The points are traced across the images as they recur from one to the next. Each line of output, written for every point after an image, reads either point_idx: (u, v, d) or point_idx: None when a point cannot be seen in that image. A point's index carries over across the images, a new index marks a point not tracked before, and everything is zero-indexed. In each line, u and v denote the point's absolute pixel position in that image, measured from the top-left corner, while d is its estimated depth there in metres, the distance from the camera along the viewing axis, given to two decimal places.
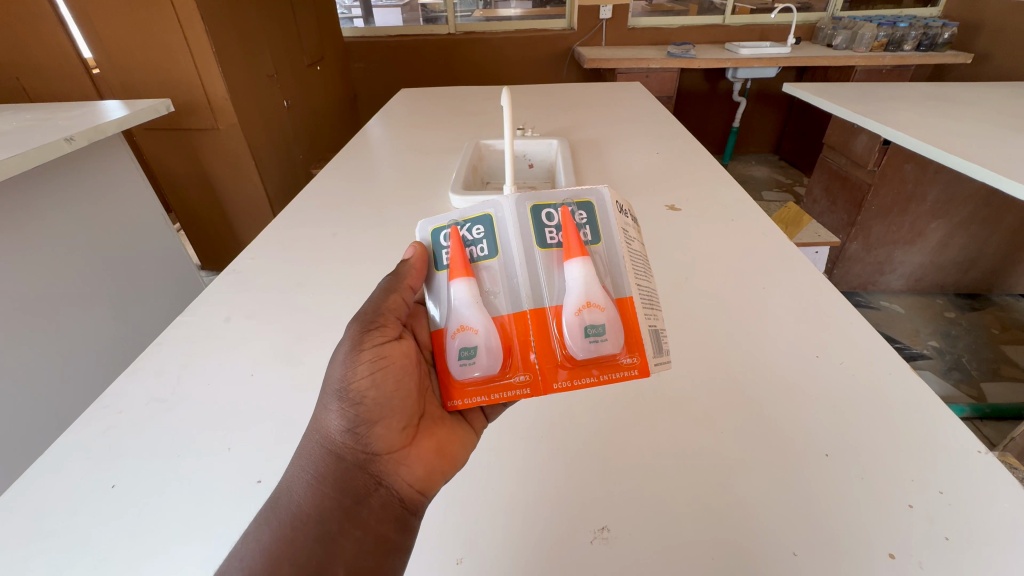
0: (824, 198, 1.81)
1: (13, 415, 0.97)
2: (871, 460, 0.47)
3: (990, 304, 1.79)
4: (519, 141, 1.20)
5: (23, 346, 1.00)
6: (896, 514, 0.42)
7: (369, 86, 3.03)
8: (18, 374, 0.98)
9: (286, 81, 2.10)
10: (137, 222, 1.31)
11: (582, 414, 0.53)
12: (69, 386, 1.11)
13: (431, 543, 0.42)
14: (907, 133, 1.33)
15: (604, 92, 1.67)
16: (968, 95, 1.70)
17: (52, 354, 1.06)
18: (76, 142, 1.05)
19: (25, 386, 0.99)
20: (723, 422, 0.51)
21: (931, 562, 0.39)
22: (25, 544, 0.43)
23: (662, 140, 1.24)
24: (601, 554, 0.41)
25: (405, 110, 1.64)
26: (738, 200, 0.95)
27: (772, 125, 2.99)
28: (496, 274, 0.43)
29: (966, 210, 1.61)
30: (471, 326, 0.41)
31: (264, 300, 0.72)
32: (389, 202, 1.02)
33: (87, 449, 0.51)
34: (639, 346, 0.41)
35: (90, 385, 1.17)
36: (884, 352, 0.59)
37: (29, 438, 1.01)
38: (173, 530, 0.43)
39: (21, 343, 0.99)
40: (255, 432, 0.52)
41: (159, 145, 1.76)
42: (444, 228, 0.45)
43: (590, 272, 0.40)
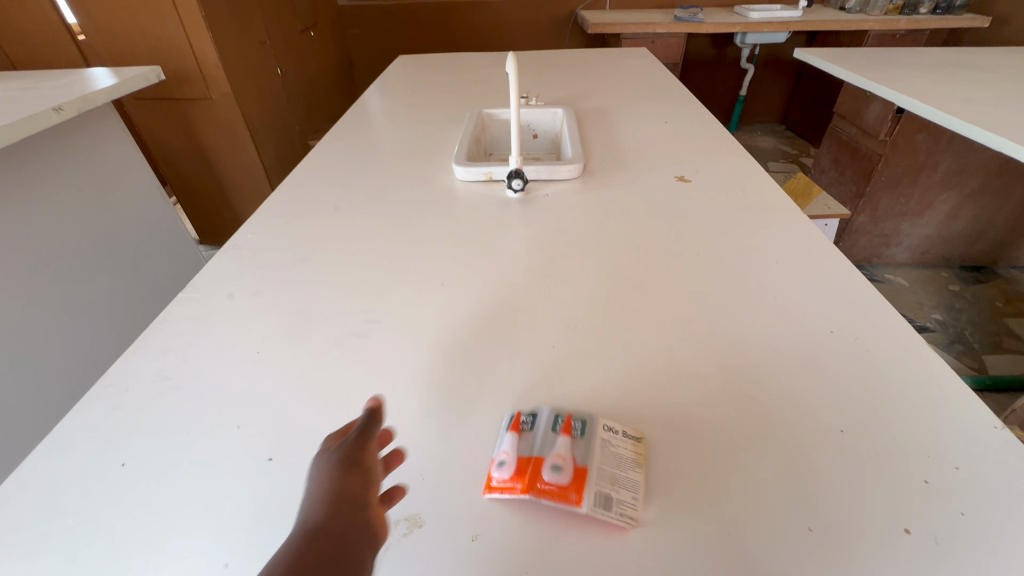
0: (833, 168, 1.78)
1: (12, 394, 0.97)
2: (888, 437, 0.46)
3: (995, 276, 1.77)
4: (524, 110, 1.16)
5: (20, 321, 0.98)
6: (911, 490, 0.42)
7: (365, 53, 2.93)
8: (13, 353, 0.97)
9: (279, 47, 2.02)
10: (132, 197, 1.28)
11: (594, 389, 0.52)
12: (68, 363, 1.10)
13: (447, 520, 0.42)
14: (922, 102, 1.29)
15: (610, 58, 1.61)
16: (988, 60, 1.64)
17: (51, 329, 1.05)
18: (65, 112, 1.01)
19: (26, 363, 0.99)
20: (739, 399, 0.50)
21: (946, 538, 0.39)
22: (37, 523, 0.42)
23: (670, 108, 1.20)
24: (617, 531, 0.41)
25: (404, 78, 1.58)
26: (750, 171, 0.92)
27: (779, 93, 2.91)
28: (523, 434, 0.47)
29: (977, 180, 1.58)
30: (501, 452, 0.45)
31: (267, 276, 0.71)
32: (390, 174, 0.99)
33: (96, 429, 0.50)
34: (583, 488, 0.42)
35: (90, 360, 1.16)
36: (900, 327, 0.58)
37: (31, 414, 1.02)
38: (184, 509, 0.43)
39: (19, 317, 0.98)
40: (263, 411, 0.51)
41: (149, 115, 1.71)
42: (509, 409, 0.50)
43: (568, 453, 0.44)
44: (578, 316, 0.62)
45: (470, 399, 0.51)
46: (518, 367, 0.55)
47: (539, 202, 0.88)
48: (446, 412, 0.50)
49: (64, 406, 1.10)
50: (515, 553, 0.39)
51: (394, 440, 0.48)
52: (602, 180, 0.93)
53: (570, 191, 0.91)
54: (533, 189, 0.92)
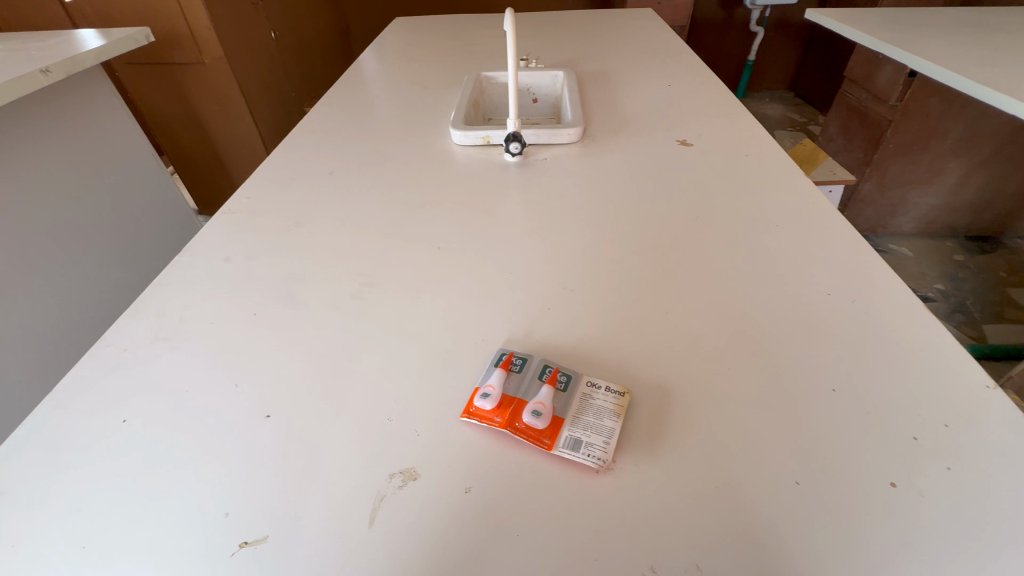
0: (841, 135, 1.73)
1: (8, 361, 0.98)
2: (879, 396, 0.47)
3: (1002, 247, 1.75)
4: (524, 73, 1.13)
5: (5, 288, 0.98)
6: (899, 446, 0.43)
7: (362, 17, 2.83)
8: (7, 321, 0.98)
9: (273, 9, 1.96)
10: (126, 164, 1.27)
11: (589, 349, 0.52)
12: (61, 330, 1.11)
13: (440, 473, 0.42)
14: (936, 64, 1.25)
15: (615, 19, 1.56)
16: (1009, 21, 1.57)
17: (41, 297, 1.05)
18: (53, 75, 0.99)
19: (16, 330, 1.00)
20: (732, 359, 0.51)
21: (931, 491, 0.40)
22: (42, 475, 0.44)
23: (675, 71, 1.16)
24: (607, 484, 0.41)
25: (402, 40, 1.54)
26: (754, 134, 0.90)
27: (790, 58, 2.82)
28: (510, 376, 0.48)
29: (989, 147, 1.54)
30: (489, 384, 0.47)
31: (262, 241, 0.70)
32: (386, 138, 0.97)
33: (97, 388, 0.51)
34: (555, 436, 0.44)
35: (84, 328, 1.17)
36: (898, 289, 0.57)
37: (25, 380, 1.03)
38: (183, 464, 0.44)
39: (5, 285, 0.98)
40: (261, 370, 0.52)
41: (142, 81, 1.67)
42: (505, 350, 0.51)
43: (549, 402, 0.45)
44: (574, 280, 0.61)
45: (464, 359, 0.51)
46: (513, 328, 0.55)
47: (537, 167, 0.87)
48: (440, 372, 0.50)
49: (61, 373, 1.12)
50: (506, 506, 0.40)
51: (390, 399, 0.48)
52: (602, 144, 0.91)
53: (569, 155, 0.89)
54: (530, 153, 0.90)
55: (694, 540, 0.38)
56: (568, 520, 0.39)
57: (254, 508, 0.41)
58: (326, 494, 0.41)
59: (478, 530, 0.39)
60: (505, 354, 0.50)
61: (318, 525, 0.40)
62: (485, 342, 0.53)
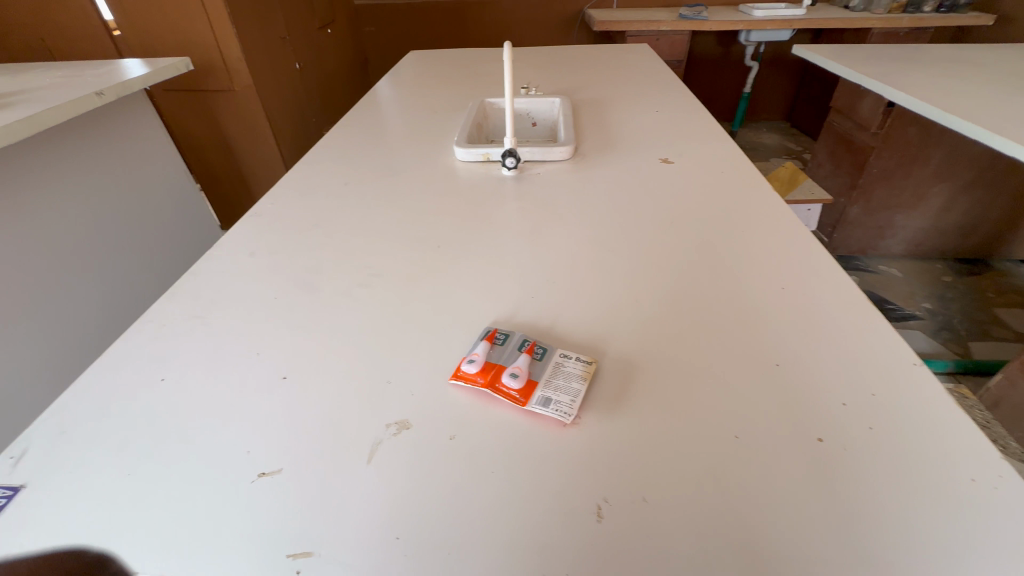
0: (829, 162, 1.82)
1: (34, 353, 1.06)
2: (816, 369, 0.53)
3: (990, 270, 1.80)
4: (524, 99, 1.24)
5: (40, 284, 1.07)
6: (830, 410, 0.49)
7: (380, 51, 3.03)
8: (38, 316, 1.06)
9: (298, 42, 2.13)
10: (160, 178, 1.39)
11: (565, 329, 0.59)
12: (88, 327, 1.20)
13: (429, 424, 0.49)
14: (910, 95, 1.35)
15: (612, 53, 1.68)
16: (984, 56, 1.68)
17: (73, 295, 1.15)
18: (106, 97, 1.11)
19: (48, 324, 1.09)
20: (690, 340, 0.57)
21: (853, 445, 0.46)
22: (93, 419, 0.51)
23: (663, 98, 1.27)
24: (573, 435, 0.47)
25: (415, 70, 1.67)
26: (729, 153, 0.99)
27: (785, 90, 2.94)
28: (494, 347, 0.55)
29: (970, 174, 1.61)
30: (475, 352, 0.54)
31: (283, 240, 0.79)
32: (397, 155, 1.07)
33: (139, 353, 0.59)
34: (529, 395, 0.50)
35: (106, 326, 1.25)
36: (844, 284, 0.64)
37: (51, 372, 1.11)
38: (210, 413, 0.51)
39: (41, 281, 1.07)
40: (279, 342, 0.59)
41: (177, 106, 1.82)
42: (491, 328, 0.59)
43: (525, 367, 0.52)
44: (558, 273, 0.69)
45: (456, 336, 0.59)
46: (500, 312, 0.62)
47: (531, 180, 0.96)
48: (435, 345, 0.58)
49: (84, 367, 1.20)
50: (485, 451, 0.47)
51: (389, 367, 0.55)
52: (591, 161, 1.00)
53: (561, 171, 0.98)
54: (526, 169, 1.00)
55: (646, 479, 0.44)
56: (537, 462, 0.45)
57: (268, 447, 0.48)
58: (331, 439, 0.48)
59: (459, 469, 0.45)
60: (490, 331, 0.57)
61: (323, 461, 0.46)
62: (474, 323, 0.60)
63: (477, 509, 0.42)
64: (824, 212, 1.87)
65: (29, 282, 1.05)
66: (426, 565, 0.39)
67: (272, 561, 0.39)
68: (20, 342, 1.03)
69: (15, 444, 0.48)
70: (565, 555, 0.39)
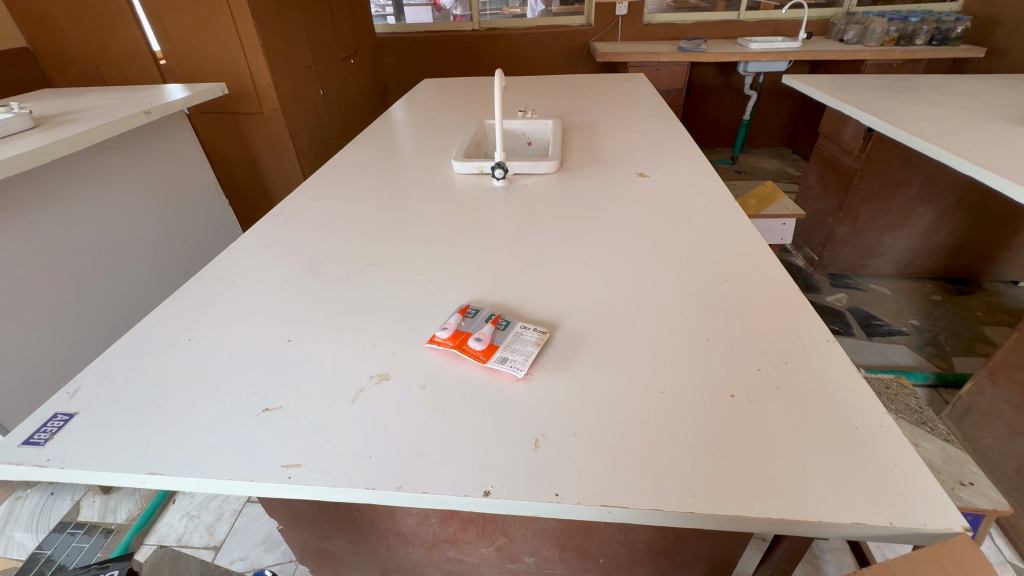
0: (818, 184, 1.91)
1: (66, 338, 1.18)
2: (740, 343, 0.61)
3: (981, 290, 1.83)
4: (520, 121, 1.36)
5: (83, 277, 1.21)
6: (746, 374, 0.57)
7: (399, 79, 3.24)
8: (74, 305, 1.19)
9: (323, 71, 2.32)
10: (194, 190, 1.54)
11: (529, 308, 0.69)
12: (122, 319, 1.33)
13: (404, 377, 0.59)
14: (885, 120, 1.44)
15: (608, 81, 1.82)
16: (963, 86, 1.76)
17: (111, 289, 1.28)
18: (152, 115, 1.27)
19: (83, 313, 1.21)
20: (634, 319, 0.66)
21: (759, 399, 0.54)
22: (132, 367, 0.62)
23: (648, 121, 1.38)
24: (523, 389, 0.56)
25: (426, 96, 1.83)
26: (699, 169, 1.09)
27: (785, 118, 3.04)
28: (464, 319, 0.65)
29: (953, 196, 1.67)
30: (448, 322, 0.64)
31: (296, 235, 0.91)
32: (401, 168, 1.20)
33: (169, 321, 0.70)
34: (489, 355, 0.60)
35: (137, 319, 1.38)
36: (779, 277, 0.73)
37: (88, 357, 1.24)
38: (225, 365, 0.61)
39: (85, 275, 1.21)
40: (286, 314, 0.70)
41: (211, 126, 2.01)
42: (464, 305, 0.68)
43: (489, 333, 0.62)
44: (529, 265, 0.79)
45: (434, 312, 0.69)
46: (476, 294, 0.72)
47: (518, 190, 1.07)
48: (417, 318, 0.68)
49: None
50: (448, 397, 0.56)
51: (376, 334, 0.65)
52: (574, 175, 1.11)
53: (546, 182, 1.09)
54: (515, 180, 1.11)
55: (579, 420, 0.53)
56: (490, 407, 0.54)
57: (271, 390, 0.58)
58: (323, 385, 0.58)
59: (426, 410, 0.55)
60: (463, 307, 0.67)
61: (314, 401, 0.56)
62: (452, 303, 0.71)
63: (436, 439, 0.51)
64: (814, 232, 1.94)
65: (75, 275, 1.18)
66: (390, 476, 0.48)
67: (268, 470, 0.49)
68: (58, 326, 1.16)
69: (70, 381, 0.59)
70: (502, 472, 0.48)
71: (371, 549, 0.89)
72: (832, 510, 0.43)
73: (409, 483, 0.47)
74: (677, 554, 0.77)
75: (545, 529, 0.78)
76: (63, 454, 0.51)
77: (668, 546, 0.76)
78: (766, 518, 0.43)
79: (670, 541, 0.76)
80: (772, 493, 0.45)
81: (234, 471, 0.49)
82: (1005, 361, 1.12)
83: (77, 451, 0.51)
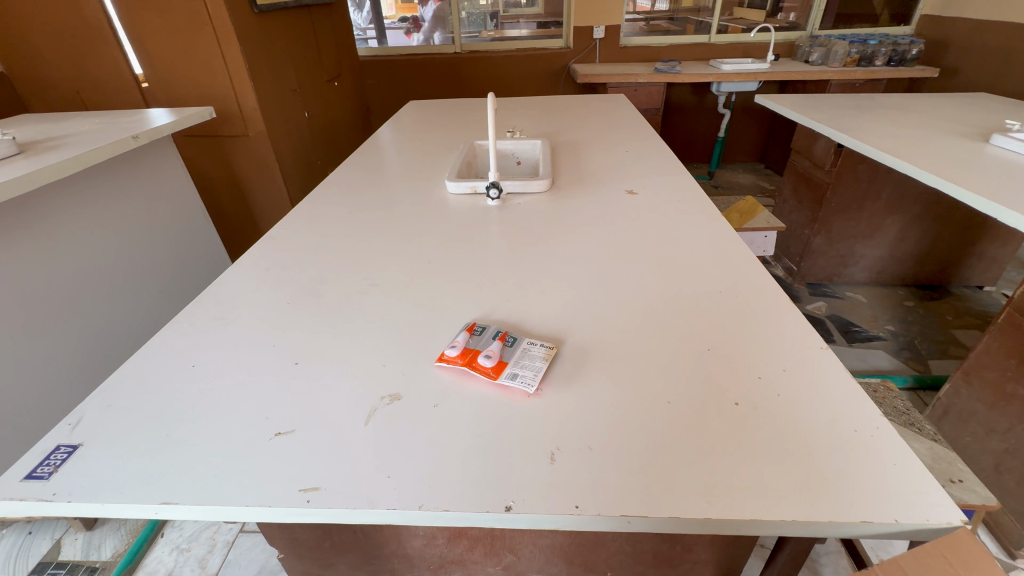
0: (793, 197, 1.99)
1: (47, 369, 1.14)
2: (738, 353, 0.64)
3: (950, 295, 1.92)
4: (509, 141, 1.40)
5: (66, 306, 1.17)
6: (747, 381, 0.59)
7: (382, 101, 3.27)
8: (53, 334, 1.14)
9: (308, 93, 2.33)
10: (179, 214, 1.51)
11: (533, 324, 0.70)
12: (105, 348, 1.29)
13: (416, 396, 0.59)
14: (854, 137, 1.52)
15: (591, 102, 1.87)
16: (922, 104, 1.88)
17: (94, 317, 1.25)
18: (140, 140, 1.26)
19: (66, 344, 1.17)
20: (637, 332, 0.68)
21: (761, 405, 0.56)
22: (135, 395, 0.61)
23: (633, 141, 1.43)
24: (535, 404, 0.57)
25: (413, 118, 1.85)
26: (685, 185, 1.13)
27: (757, 135, 3.17)
28: (471, 337, 0.66)
29: (918, 207, 1.76)
30: (457, 340, 0.65)
31: (294, 257, 0.92)
32: (394, 189, 1.21)
33: (171, 347, 0.69)
34: (499, 371, 0.61)
35: (121, 348, 1.34)
36: (770, 288, 0.76)
37: (72, 388, 1.20)
38: (231, 390, 0.61)
39: (68, 303, 1.18)
40: (291, 337, 0.70)
41: (195, 150, 2.00)
42: (470, 323, 0.70)
43: (497, 350, 0.63)
44: (529, 282, 0.81)
45: (440, 330, 0.70)
46: (480, 312, 0.73)
47: (512, 209, 1.09)
48: (423, 337, 0.69)
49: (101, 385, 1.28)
50: (461, 415, 0.57)
51: (384, 355, 0.66)
52: (565, 193, 1.14)
53: (538, 201, 1.12)
54: (508, 199, 1.13)
55: (591, 432, 0.54)
56: (503, 423, 0.55)
57: (282, 414, 0.57)
58: (334, 406, 0.58)
59: (439, 428, 0.55)
60: (469, 326, 0.68)
61: (327, 424, 0.56)
62: (457, 321, 0.72)
63: (453, 457, 0.52)
64: (792, 243, 2.02)
65: (57, 304, 1.15)
66: (409, 495, 0.48)
67: (286, 496, 0.48)
68: (40, 358, 1.11)
69: (72, 412, 0.58)
70: (520, 487, 0.49)
71: None
72: (840, 510, 0.45)
73: (429, 501, 0.48)
74: (682, 563, 0.78)
75: (553, 544, 0.78)
76: (69, 487, 0.50)
77: (674, 556, 0.77)
78: (779, 521, 0.45)
79: (676, 551, 0.77)
80: (782, 497, 0.47)
81: (251, 497, 0.48)
82: (978, 362, 1.18)
83: (85, 484, 0.50)
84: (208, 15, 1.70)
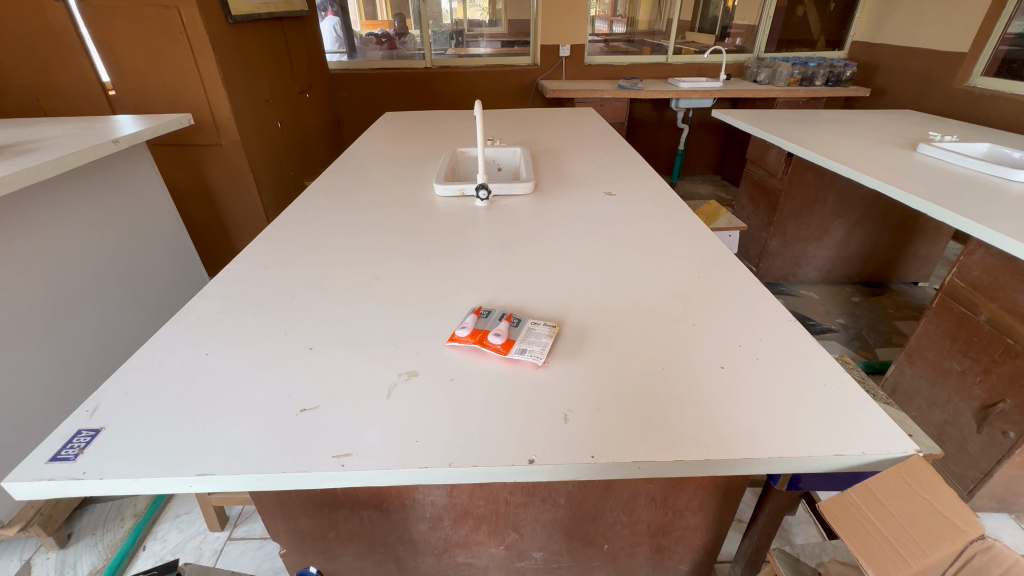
0: (750, 204, 2.14)
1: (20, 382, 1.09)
2: (719, 326, 0.71)
3: (890, 291, 2.11)
4: (490, 149, 1.47)
5: (39, 316, 1.12)
6: (729, 348, 0.67)
7: (353, 114, 3.29)
8: (28, 345, 1.10)
9: (280, 104, 2.33)
10: (155, 222, 1.48)
11: (535, 308, 0.76)
12: (80, 359, 1.24)
13: (432, 373, 0.63)
14: (802, 146, 1.67)
15: (563, 114, 1.98)
16: (859, 118, 2.08)
17: (69, 327, 1.20)
18: (120, 145, 1.25)
19: (40, 354, 1.13)
20: (629, 312, 0.75)
21: (743, 367, 0.63)
22: (150, 383, 0.62)
23: (606, 148, 1.52)
24: (545, 375, 0.62)
25: (392, 128, 1.89)
26: (659, 187, 1.23)
27: (713, 148, 3.38)
28: (478, 318, 0.70)
29: (859, 210, 1.95)
30: (466, 322, 0.69)
31: (292, 255, 0.94)
32: (382, 193, 1.25)
33: (180, 339, 0.70)
34: (508, 348, 0.66)
35: (96, 359, 1.29)
36: (742, 272, 0.84)
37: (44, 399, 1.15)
38: (248, 374, 0.63)
39: (42, 313, 1.13)
40: (301, 326, 0.72)
41: (164, 159, 1.96)
42: (475, 308, 0.74)
43: (505, 329, 0.68)
44: (525, 272, 0.86)
45: (447, 316, 0.74)
46: (482, 299, 0.78)
47: (500, 209, 1.15)
48: (432, 321, 0.73)
49: (77, 397, 1.24)
50: (478, 387, 0.61)
51: (397, 339, 0.69)
52: (548, 194, 1.21)
53: (523, 202, 1.18)
54: (495, 201, 1.19)
55: (598, 396, 0.59)
56: (516, 392, 0.60)
57: (304, 392, 0.60)
58: (354, 384, 0.61)
59: (458, 398, 0.59)
60: (475, 310, 0.73)
61: (349, 399, 0.59)
62: (461, 307, 0.76)
63: (476, 422, 0.56)
64: (750, 246, 2.17)
65: (31, 314, 1.10)
66: (438, 455, 0.52)
67: (321, 461, 0.51)
68: (12, 369, 1.06)
69: (88, 399, 0.58)
70: (541, 443, 0.54)
71: (379, 565, 0.88)
72: (816, 448, 0.53)
73: (459, 459, 0.52)
74: (674, 529, 0.84)
75: (554, 519, 0.82)
76: (99, 466, 0.51)
77: (666, 523, 0.83)
78: (765, 458, 0.52)
79: (668, 518, 0.83)
80: (768, 439, 0.54)
81: (287, 465, 0.51)
82: (919, 344, 1.32)
83: (115, 462, 0.51)
84: (182, 23, 1.69)
